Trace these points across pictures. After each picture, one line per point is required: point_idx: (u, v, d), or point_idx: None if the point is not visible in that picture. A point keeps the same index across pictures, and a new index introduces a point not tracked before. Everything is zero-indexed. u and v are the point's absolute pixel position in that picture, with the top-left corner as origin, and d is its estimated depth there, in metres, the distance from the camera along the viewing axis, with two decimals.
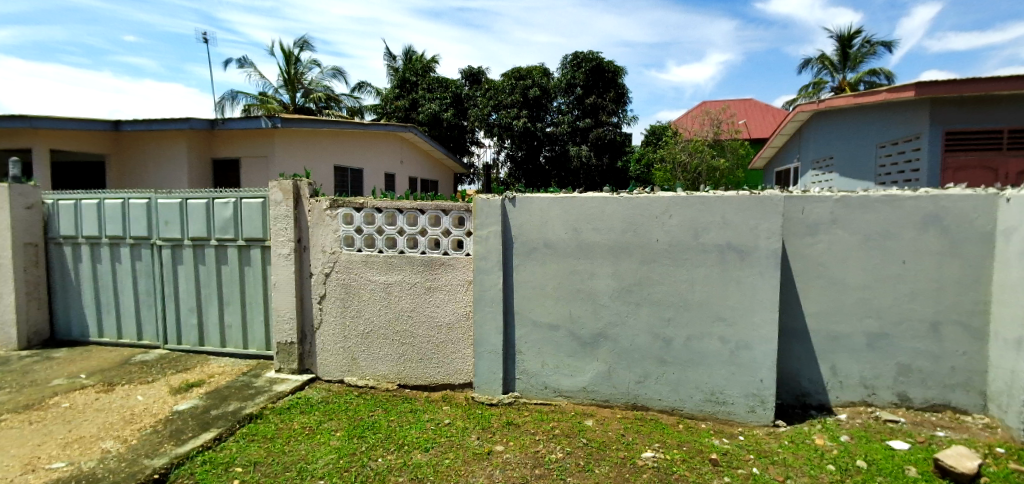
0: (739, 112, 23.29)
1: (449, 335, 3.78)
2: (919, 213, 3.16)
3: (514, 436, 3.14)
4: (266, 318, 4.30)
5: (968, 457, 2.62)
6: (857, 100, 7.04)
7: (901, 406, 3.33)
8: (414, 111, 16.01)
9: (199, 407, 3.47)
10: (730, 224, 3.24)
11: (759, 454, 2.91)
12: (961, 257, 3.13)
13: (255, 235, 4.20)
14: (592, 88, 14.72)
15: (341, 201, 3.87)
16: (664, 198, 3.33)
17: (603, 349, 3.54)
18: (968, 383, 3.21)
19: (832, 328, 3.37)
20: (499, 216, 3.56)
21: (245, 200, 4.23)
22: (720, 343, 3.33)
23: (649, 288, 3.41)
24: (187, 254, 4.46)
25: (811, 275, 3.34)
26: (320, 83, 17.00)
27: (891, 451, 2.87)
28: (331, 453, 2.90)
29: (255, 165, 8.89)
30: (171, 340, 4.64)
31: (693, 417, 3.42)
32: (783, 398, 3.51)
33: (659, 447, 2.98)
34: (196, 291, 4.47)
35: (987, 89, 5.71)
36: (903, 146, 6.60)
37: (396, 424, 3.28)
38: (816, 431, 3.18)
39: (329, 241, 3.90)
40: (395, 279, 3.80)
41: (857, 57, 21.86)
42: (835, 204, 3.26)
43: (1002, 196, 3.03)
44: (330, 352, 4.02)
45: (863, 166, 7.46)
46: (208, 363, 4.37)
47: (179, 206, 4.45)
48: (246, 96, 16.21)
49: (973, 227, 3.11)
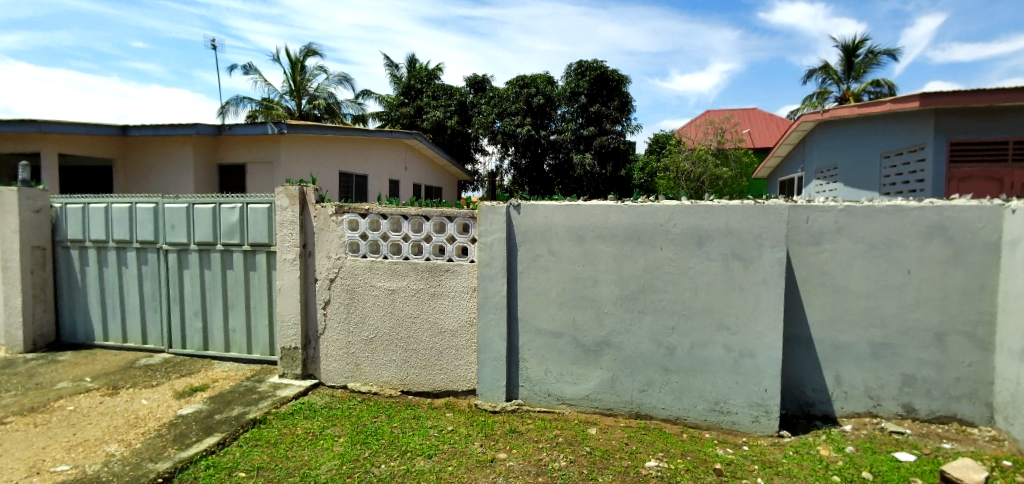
0: (742, 121, 23.34)
1: (452, 341, 3.78)
2: (923, 223, 3.16)
3: (517, 444, 3.13)
4: (269, 323, 4.32)
5: (975, 469, 2.61)
6: (860, 109, 7.05)
7: (906, 417, 3.31)
8: (418, 118, 16.18)
9: (203, 411, 3.48)
10: (733, 232, 3.25)
11: (763, 464, 2.89)
12: (965, 267, 3.12)
13: (260, 240, 4.23)
14: (596, 96, 14.79)
15: (347, 207, 3.90)
16: (667, 207, 3.34)
17: (606, 357, 3.53)
18: (974, 395, 3.19)
19: (837, 337, 3.35)
20: (504, 223, 3.57)
21: (250, 205, 4.26)
22: (724, 352, 3.32)
23: (653, 296, 3.41)
24: (193, 259, 4.49)
25: (815, 284, 3.34)
26: (325, 90, 17.13)
27: (896, 463, 2.85)
28: (334, 458, 2.90)
29: (260, 170, 8.92)
30: (175, 344, 4.66)
31: (697, 426, 3.41)
32: (787, 408, 3.50)
33: (663, 456, 2.97)
34: (201, 296, 4.49)
35: (992, 101, 5.71)
36: (907, 156, 6.61)
37: (399, 430, 3.28)
38: (821, 441, 3.17)
39: (334, 246, 3.93)
40: (399, 286, 3.81)
41: (862, 67, 21.86)
42: (839, 213, 3.27)
43: (1007, 207, 3.03)
44: (333, 358, 4.03)
45: (868, 175, 7.44)
46: (212, 368, 4.38)
47: (185, 210, 4.48)
48: (251, 102, 16.34)
49: (978, 237, 3.10)
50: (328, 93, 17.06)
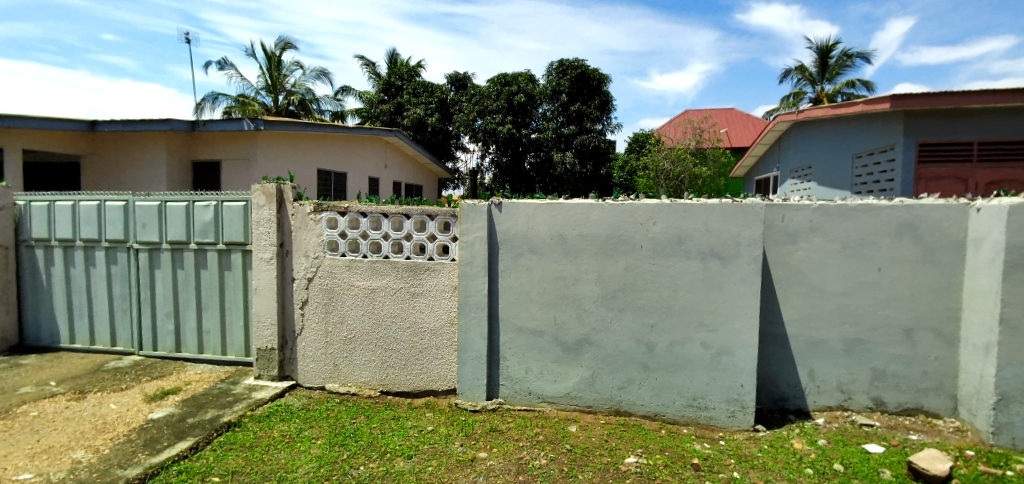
0: (719, 121, 23.72)
1: (432, 341, 3.76)
2: (894, 222, 3.25)
3: (497, 443, 3.12)
4: (245, 324, 4.23)
5: (940, 459, 2.69)
6: (835, 111, 7.25)
7: (876, 410, 3.40)
8: (399, 115, 16.06)
9: (175, 415, 3.39)
10: (712, 231, 3.29)
11: (739, 458, 2.95)
12: (933, 264, 3.23)
13: (235, 239, 4.13)
14: (577, 95, 14.83)
15: (325, 205, 3.83)
16: (648, 206, 3.37)
17: (587, 355, 3.55)
18: (940, 388, 3.30)
19: (811, 334, 3.43)
20: (485, 221, 3.56)
21: (225, 203, 4.16)
22: (702, 349, 3.37)
23: (634, 294, 3.44)
24: (165, 258, 4.36)
25: (791, 282, 3.41)
26: (302, 86, 16.85)
27: (866, 455, 2.93)
28: (311, 461, 2.85)
29: (236, 168, 8.71)
30: (146, 347, 4.53)
31: (675, 422, 3.45)
32: (763, 403, 3.57)
33: (642, 452, 3.01)
34: (174, 296, 4.37)
35: (959, 102, 5.91)
36: (878, 156, 6.80)
37: (378, 431, 3.24)
38: (794, 435, 3.24)
39: (312, 246, 3.86)
40: (379, 285, 3.77)
41: (835, 69, 22.41)
42: (814, 212, 3.34)
43: (972, 206, 3.14)
44: (311, 358, 3.96)
45: (840, 176, 7.63)
46: (185, 370, 4.27)
47: (157, 209, 4.35)
48: (227, 98, 15.99)
49: (946, 236, 3.20)
50: (305, 90, 16.80)
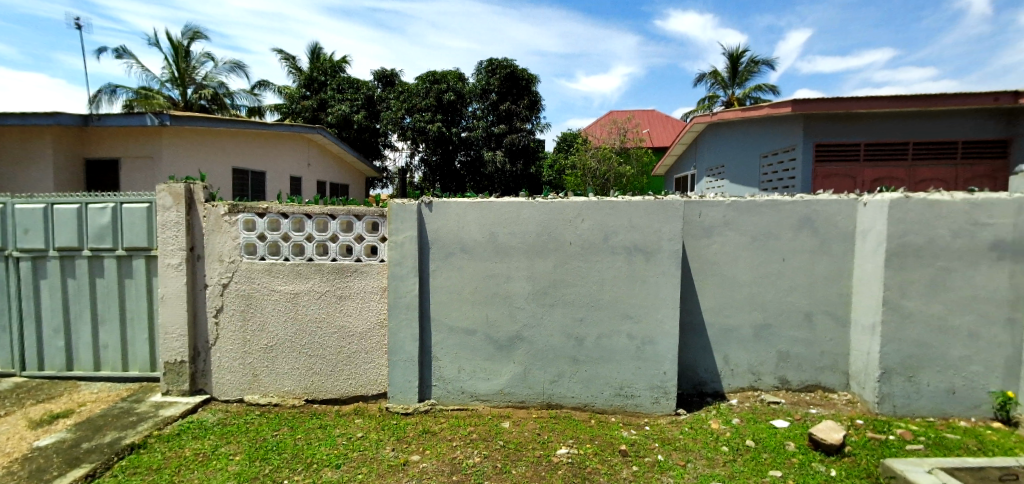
0: (641, 122, 24.83)
1: (361, 344, 3.64)
2: (796, 216, 3.56)
3: (430, 444, 3.09)
4: (151, 337, 3.88)
5: (835, 429, 2.98)
6: (745, 114, 7.83)
7: (782, 389, 3.71)
8: (322, 112, 15.42)
9: (67, 440, 3.04)
10: (636, 227, 3.44)
11: (663, 441, 3.10)
12: (828, 254, 3.57)
13: (137, 244, 3.78)
14: (507, 95, 15.04)
15: (241, 206, 3.59)
16: (575, 203, 3.46)
17: (518, 351, 3.59)
18: (834, 365, 3.66)
19: (726, 321, 3.68)
20: (415, 221, 3.50)
21: (125, 205, 3.79)
22: (628, 340, 3.51)
23: (563, 290, 3.52)
24: (52, 267, 3.90)
25: (707, 274, 3.64)
26: (215, 79, 15.71)
27: (774, 430, 3.19)
28: (228, 479, 2.67)
29: (139, 166, 7.97)
30: (28, 367, 4.03)
31: (604, 412, 3.57)
32: (684, 388, 3.78)
33: (573, 443, 3.09)
34: (63, 309, 3.92)
35: (848, 107, 6.60)
36: (782, 156, 7.43)
37: (304, 442, 3.09)
38: (712, 416, 3.46)
39: (226, 249, 3.61)
40: (302, 289, 3.59)
41: (744, 74, 24.25)
42: (727, 208, 3.59)
43: (860, 201, 3.51)
44: (227, 369, 3.71)
45: (748, 174, 8.27)
46: (77, 390, 3.84)
47: (42, 212, 3.88)
48: (127, 91, 14.56)
49: (838, 228, 3.55)
50: (219, 84, 15.67)
